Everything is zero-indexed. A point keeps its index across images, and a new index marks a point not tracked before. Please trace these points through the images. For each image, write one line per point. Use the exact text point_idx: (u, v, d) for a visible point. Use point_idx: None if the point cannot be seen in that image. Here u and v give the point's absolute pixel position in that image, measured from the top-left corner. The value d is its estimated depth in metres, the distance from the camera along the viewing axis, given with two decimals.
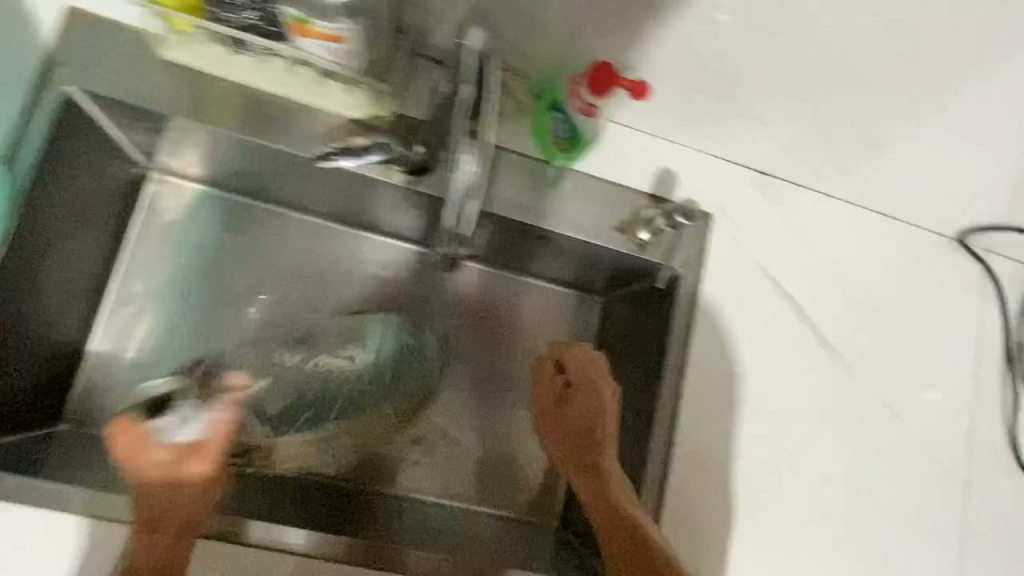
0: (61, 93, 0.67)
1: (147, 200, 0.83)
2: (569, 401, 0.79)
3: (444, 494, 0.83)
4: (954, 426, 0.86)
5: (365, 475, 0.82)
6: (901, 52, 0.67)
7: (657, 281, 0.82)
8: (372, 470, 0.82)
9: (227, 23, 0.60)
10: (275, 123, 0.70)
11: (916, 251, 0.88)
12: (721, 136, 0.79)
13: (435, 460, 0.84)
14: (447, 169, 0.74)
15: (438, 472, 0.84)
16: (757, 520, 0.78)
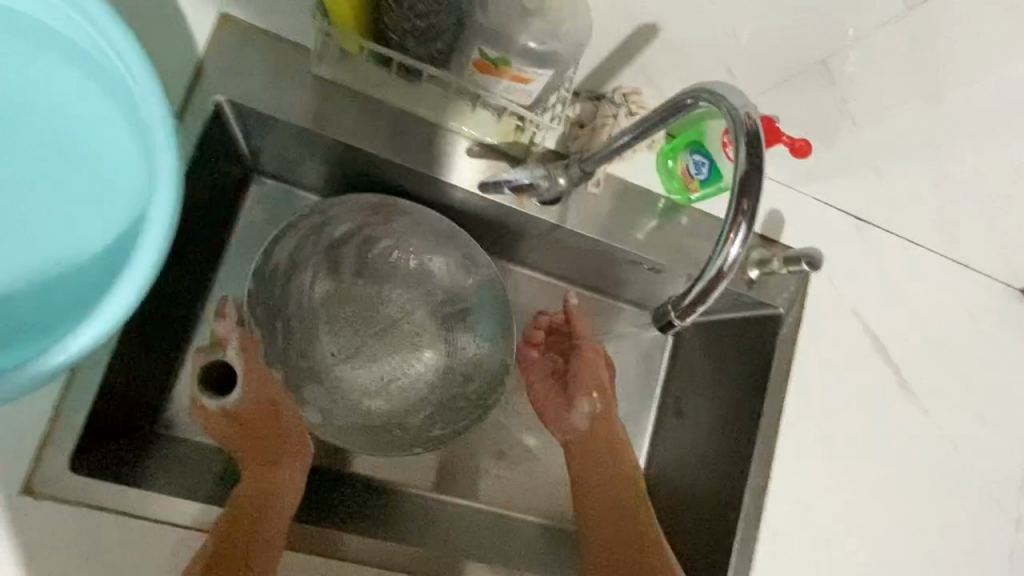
0: (211, 102, 0.66)
1: (249, 200, 0.81)
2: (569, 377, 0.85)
3: (529, 512, 0.86)
4: (1010, 464, 0.92)
5: (440, 481, 0.83)
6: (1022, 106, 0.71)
7: (753, 317, 0.86)
8: (446, 479, 0.83)
9: (405, 52, 0.58)
10: (415, 145, 0.71)
11: (987, 299, 0.93)
12: (830, 182, 0.82)
13: (503, 480, 0.85)
14: (576, 200, 0.76)
15: (508, 488, 0.86)
16: (836, 544, 0.84)
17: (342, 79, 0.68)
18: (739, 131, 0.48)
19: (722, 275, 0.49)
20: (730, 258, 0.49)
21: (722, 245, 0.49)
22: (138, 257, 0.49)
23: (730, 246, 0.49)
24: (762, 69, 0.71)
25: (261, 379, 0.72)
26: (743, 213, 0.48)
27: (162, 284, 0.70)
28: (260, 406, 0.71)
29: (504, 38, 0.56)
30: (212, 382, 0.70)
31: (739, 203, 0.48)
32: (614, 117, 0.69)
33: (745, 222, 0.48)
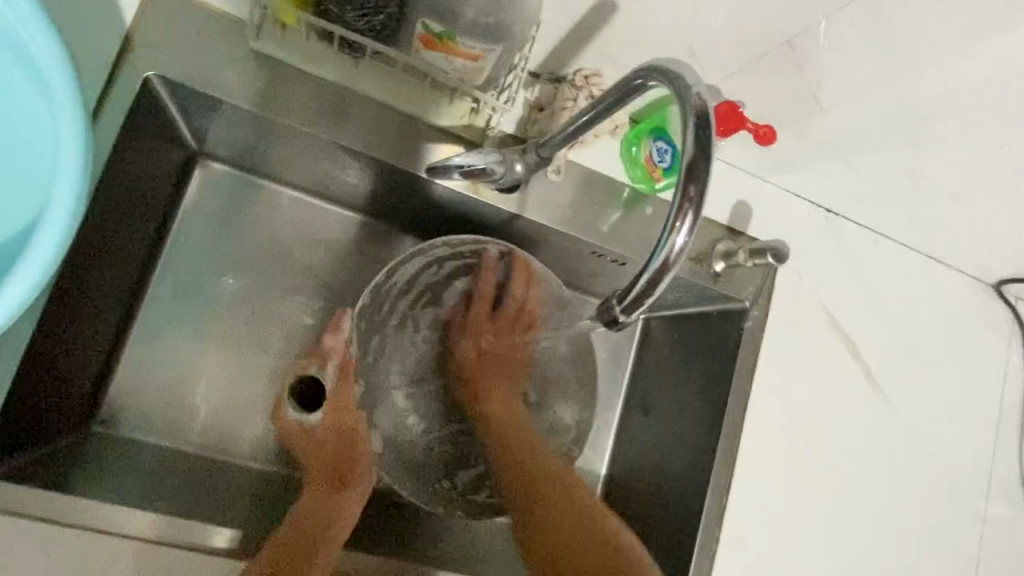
0: (140, 78, 0.61)
1: (194, 185, 0.78)
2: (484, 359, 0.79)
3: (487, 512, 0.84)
4: (976, 461, 0.90)
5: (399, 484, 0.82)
6: (992, 94, 0.69)
7: (719, 311, 0.84)
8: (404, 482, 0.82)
9: (344, 24, 0.55)
10: (363, 126, 0.66)
11: (957, 294, 0.91)
12: (798, 172, 0.80)
13: None
14: (535, 188, 0.73)
15: None
16: (799, 543, 0.82)
17: (283, 54, 0.64)
18: (690, 113, 0.45)
19: (668, 265, 0.46)
20: (677, 249, 0.46)
21: (669, 233, 0.46)
22: (37, 246, 0.45)
23: (677, 232, 0.45)
24: (727, 51, 0.68)
25: (348, 407, 0.75)
26: (691, 201, 0.45)
27: (87, 276, 0.67)
28: (339, 433, 0.74)
29: (448, 12, 0.52)
30: (303, 396, 0.76)
31: (686, 190, 0.45)
32: (573, 100, 0.66)
33: (692, 210, 0.45)
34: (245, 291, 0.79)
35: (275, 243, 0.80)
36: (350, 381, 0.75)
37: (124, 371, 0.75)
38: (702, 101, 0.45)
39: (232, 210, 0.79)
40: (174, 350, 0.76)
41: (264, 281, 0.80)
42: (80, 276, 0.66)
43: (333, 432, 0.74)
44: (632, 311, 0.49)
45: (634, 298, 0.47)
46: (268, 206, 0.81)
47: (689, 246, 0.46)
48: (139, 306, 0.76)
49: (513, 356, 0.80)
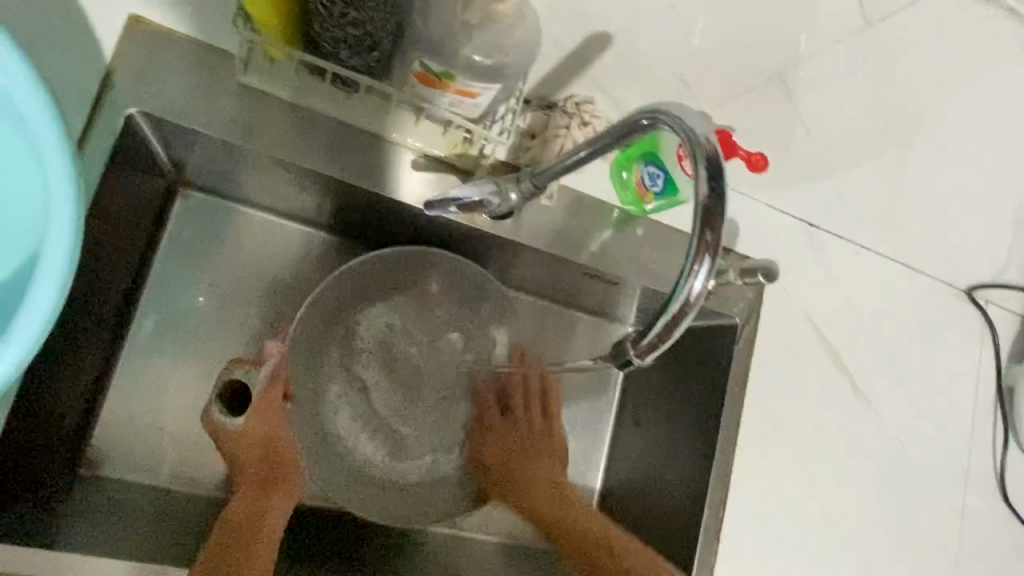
0: (122, 115, 0.60)
1: (176, 216, 0.76)
2: (487, 360, 0.83)
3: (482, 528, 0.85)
4: (952, 460, 0.94)
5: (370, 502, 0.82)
6: None
7: (709, 325, 0.86)
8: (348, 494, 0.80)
9: (338, 61, 0.54)
10: (354, 157, 0.66)
11: (933, 301, 0.93)
12: (782, 189, 0.81)
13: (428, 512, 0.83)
14: (527, 214, 0.73)
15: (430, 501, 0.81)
16: (790, 549, 0.84)
17: (272, 88, 0.63)
18: (697, 156, 0.45)
19: (685, 311, 0.47)
20: (694, 293, 0.46)
21: (685, 278, 0.47)
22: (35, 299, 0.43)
23: (693, 277, 0.46)
24: (713, 75, 0.68)
25: (273, 417, 0.72)
26: (707, 247, 0.46)
27: (74, 318, 0.65)
28: (260, 432, 0.70)
29: (445, 49, 0.51)
30: (233, 396, 0.72)
31: (701, 235, 0.46)
32: (566, 128, 0.66)
33: (709, 255, 0.45)
34: (235, 324, 0.77)
35: (263, 272, 0.79)
36: (277, 386, 0.71)
37: (110, 409, 0.72)
38: (711, 146, 0.45)
39: (217, 240, 0.78)
40: (161, 387, 0.74)
41: (251, 312, 0.78)
42: (68, 319, 0.64)
43: (257, 441, 0.70)
44: (646, 354, 0.51)
45: (649, 340, 0.49)
46: (255, 238, 0.79)
47: (707, 289, 0.46)
48: (124, 343, 0.74)
49: (540, 444, 0.82)
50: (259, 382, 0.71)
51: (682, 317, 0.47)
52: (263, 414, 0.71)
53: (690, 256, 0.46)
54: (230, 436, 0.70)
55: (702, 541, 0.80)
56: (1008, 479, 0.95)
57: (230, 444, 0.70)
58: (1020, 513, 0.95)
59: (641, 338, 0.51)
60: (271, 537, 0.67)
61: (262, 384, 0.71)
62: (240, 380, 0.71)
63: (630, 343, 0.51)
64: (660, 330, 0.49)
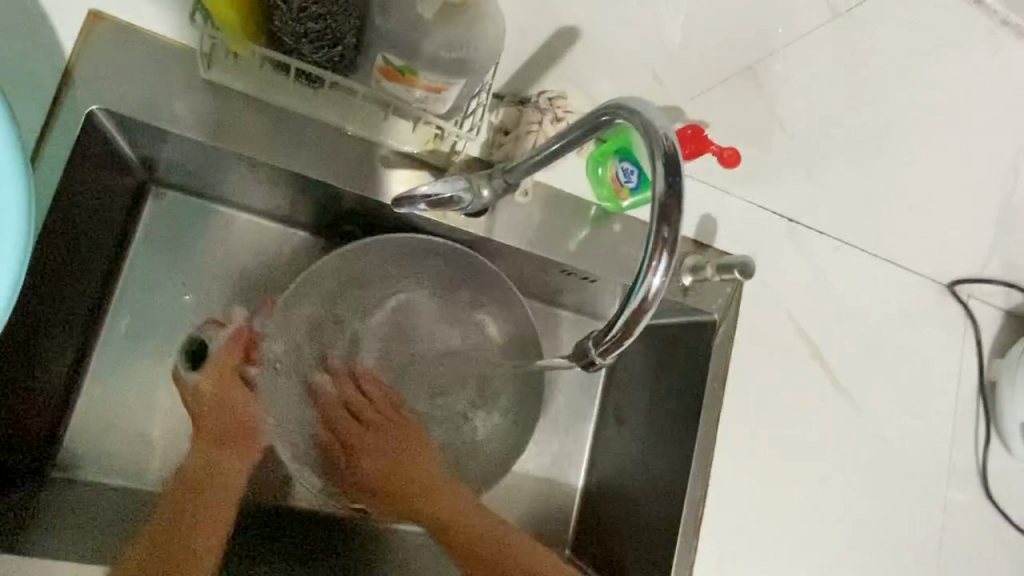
0: (84, 113, 0.59)
1: (146, 214, 0.75)
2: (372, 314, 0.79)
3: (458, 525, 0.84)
4: (934, 455, 0.94)
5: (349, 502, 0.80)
6: None
7: (689, 323, 0.85)
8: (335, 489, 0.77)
9: (301, 57, 0.53)
10: (323, 154, 0.65)
11: (914, 297, 0.93)
12: (762, 185, 0.81)
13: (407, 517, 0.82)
14: (502, 211, 0.72)
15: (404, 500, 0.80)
16: (771, 546, 0.84)
17: (238, 85, 0.62)
18: (658, 151, 0.45)
19: (644, 308, 0.46)
20: (653, 289, 0.46)
21: (644, 275, 0.46)
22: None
23: (651, 273, 0.46)
24: (688, 70, 0.67)
25: (229, 384, 0.71)
26: (664, 243, 0.45)
27: (39, 319, 0.64)
28: (214, 399, 0.70)
29: (408, 44, 0.51)
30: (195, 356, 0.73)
31: (659, 231, 0.45)
32: (538, 122, 0.65)
33: (666, 252, 0.45)
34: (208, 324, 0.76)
35: (237, 271, 0.78)
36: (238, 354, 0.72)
37: (81, 410, 0.71)
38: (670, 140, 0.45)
39: (188, 240, 0.77)
40: (133, 387, 0.73)
41: (222, 312, 0.77)
42: (33, 320, 0.63)
43: (210, 402, 0.70)
44: (609, 351, 0.51)
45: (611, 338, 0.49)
46: (228, 236, 0.78)
47: (665, 285, 0.46)
48: (94, 343, 0.72)
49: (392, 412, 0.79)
50: (218, 342, 0.72)
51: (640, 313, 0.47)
52: (214, 379, 0.71)
53: (647, 252, 0.46)
54: (185, 394, 0.71)
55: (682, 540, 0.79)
56: (990, 474, 0.95)
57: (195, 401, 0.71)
58: (1002, 508, 0.95)
59: (603, 335, 0.50)
60: (226, 501, 0.69)
61: (218, 343, 0.72)
62: (203, 339, 0.73)
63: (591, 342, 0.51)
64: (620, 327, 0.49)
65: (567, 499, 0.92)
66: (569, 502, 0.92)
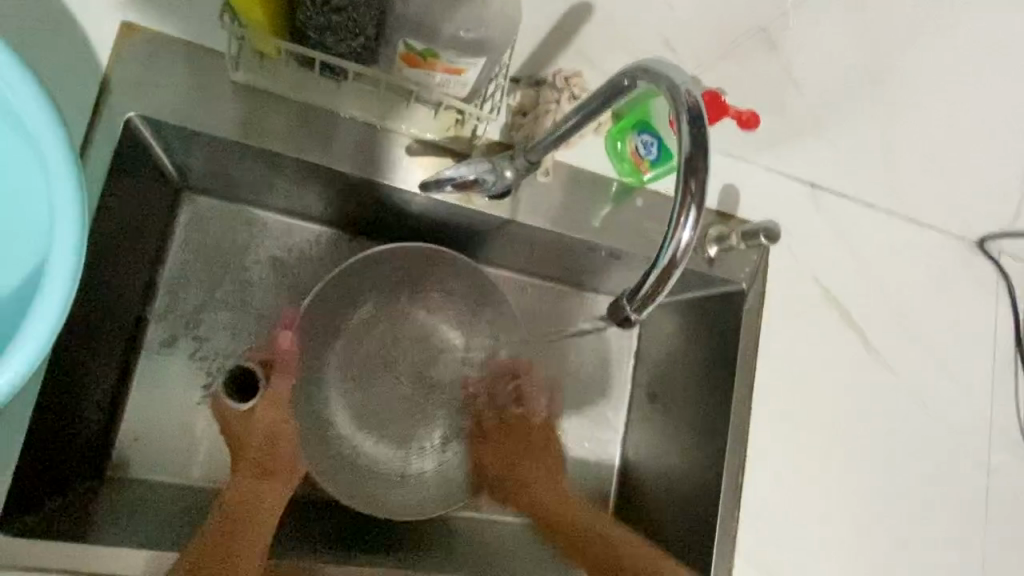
0: (121, 119, 0.61)
1: (183, 220, 0.78)
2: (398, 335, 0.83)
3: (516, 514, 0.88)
4: (975, 413, 0.93)
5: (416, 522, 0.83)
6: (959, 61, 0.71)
7: (716, 294, 0.86)
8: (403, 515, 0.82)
9: (326, 50, 0.55)
10: (350, 146, 0.67)
11: (941, 256, 0.93)
12: (780, 152, 0.81)
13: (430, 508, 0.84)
14: (525, 192, 0.74)
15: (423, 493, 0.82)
16: (814, 512, 0.84)
17: (265, 85, 0.64)
18: (681, 109, 0.46)
19: (676, 261, 0.47)
20: (683, 244, 0.47)
21: (673, 229, 0.47)
22: (37, 312, 0.45)
23: (682, 227, 0.46)
24: (701, 40, 0.68)
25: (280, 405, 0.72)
26: (692, 196, 0.46)
27: (89, 321, 0.66)
28: (254, 424, 0.70)
29: (429, 27, 0.52)
30: (240, 387, 0.70)
31: (686, 185, 0.46)
32: (556, 102, 0.67)
33: (695, 205, 0.46)
34: (246, 321, 0.79)
35: (270, 267, 0.80)
36: (288, 373, 0.74)
37: (133, 412, 0.74)
38: (692, 97, 0.46)
39: (231, 245, 0.79)
40: (179, 387, 0.76)
41: (262, 307, 0.79)
42: (84, 322, 0.65)
43: (262, 426, 0.70)
44: (642, 309, 0.51)
45: (646, 295, 0.50)
46: (262, 236, 0.80)
47: (696, 238, 0.47)
48: (140, 344, 0.75)
49: (281, 458, 0.72)
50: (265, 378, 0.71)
51: (673, 268, 0.48)
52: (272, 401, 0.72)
53: (676, 206, 0.46)
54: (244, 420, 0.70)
55: (724, 509, 0.80)
56: None
57: (237, 427, 0.70)
58: None
59: (635, 293, 0.51)
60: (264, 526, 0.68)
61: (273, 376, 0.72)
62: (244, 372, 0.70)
63: (623, 300, 0.52)
64: (653, 284, 0.49)
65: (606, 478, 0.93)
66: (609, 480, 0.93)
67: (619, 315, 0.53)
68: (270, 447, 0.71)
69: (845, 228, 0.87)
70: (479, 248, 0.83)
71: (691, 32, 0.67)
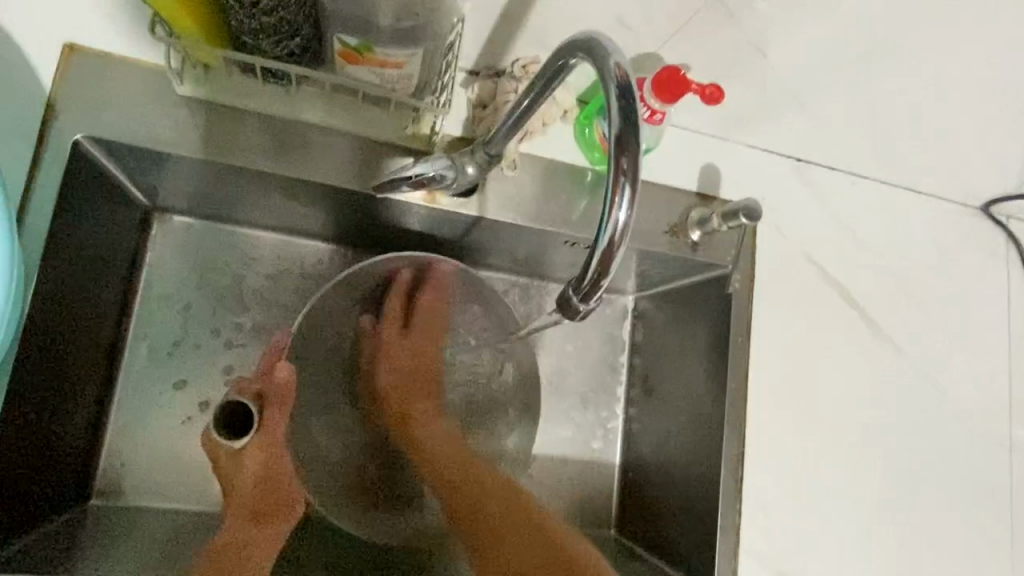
0: (70, 142, 0.61)
1: (152, 242, 0.77)
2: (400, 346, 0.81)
3: None
4: (992, 388, 0.88)
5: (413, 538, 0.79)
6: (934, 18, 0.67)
7: (705, 280, 0.82)
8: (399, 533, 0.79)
9: (260, 54, 0.54)
10: (305, 153, 0.65)
11: (943, 225, 0.89)
12: (759, 126, 0.78)
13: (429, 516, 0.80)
14: (494, 188, 0.71)
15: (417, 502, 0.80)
16: (823, 502, 0.80)
17: (214, 97, 0.63)
18: (610, 83, 0.43)
19: (614, 244, 0.45)
20: (619, 225, 0.45)
21: (609, 211, 0.45)
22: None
23: (616, 208, 0.44)
24: (659, 16, 0.65)
25: (274, 437, 0.72)
26: (624, 174, 0.44)
27: (56, 348, 0.65)
28: (253, 465, 0.70)
29: (360, 22, 0.50)
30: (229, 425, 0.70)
31: (618, 164, 0.44)
32: (514, 91, 0.65)
33: (627, 183, 0.44)
34: (224, 337, 0.77)
35: (246, 281, 0.79)
36: (284, 406, 0.72)
37: (115, 438, 0.74)
38: (619, 71, 0.43)
39: (206, 264, 0.78)
40: (159, 410, 0.75)
41: (245, 321, 0.78)
42: (50, 349, 0.64)
43: (255, 463, 0.70)
44: (590, 297, 0.49)
45: (590, 284, 0.47)
46: (239, 250, 0.79)
47: (633, 218, 0.45)
48: (117, 368, 0.74)
49: (280, 492, 0.72)
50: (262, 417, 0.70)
51: (613, 251, 0.45)
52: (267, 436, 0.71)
53: (608, 187, 0.44)
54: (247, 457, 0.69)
55: (724, 504, 0.76)
56: None
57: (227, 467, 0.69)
58: None
59: (580, 282, 0.49)
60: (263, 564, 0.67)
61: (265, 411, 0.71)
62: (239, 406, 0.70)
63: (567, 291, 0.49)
64: (593, 270, 0.47)
65: (607, 477, 0.90)
66: (610, 479, 0.90)
67: (567, 308, 0.51)
68: (259, 484, 0.70)
69: (836, 202, 0.84)
70: (456, 250, 0.81)
71: (647, 8, 0.64)
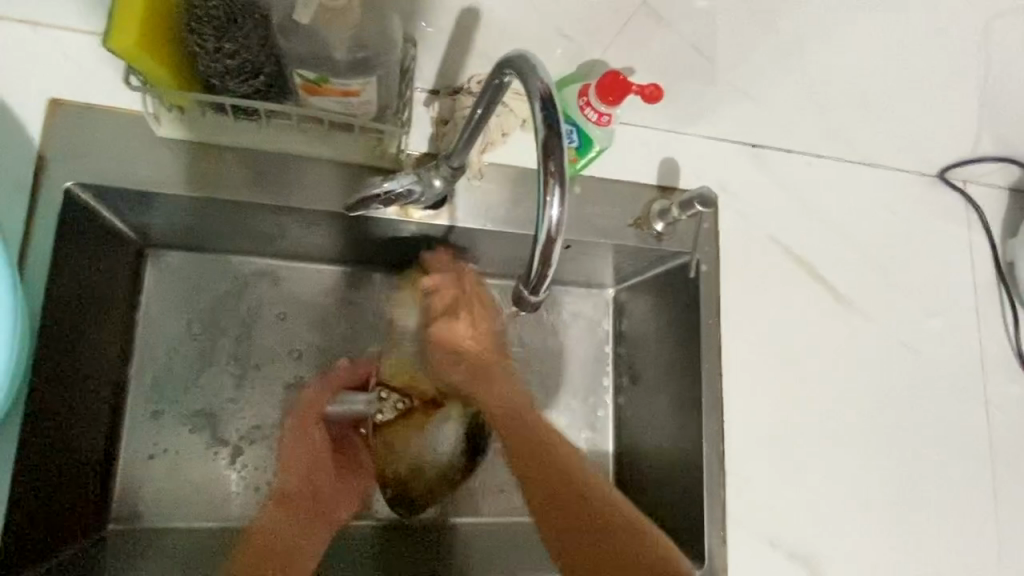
0: (62, 188, 0.65)
1: (150, 277, 0.81)
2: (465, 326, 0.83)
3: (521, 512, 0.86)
4: (964, 347, 0.91)
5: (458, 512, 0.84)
6: None
7: (675, 268, 0.86)
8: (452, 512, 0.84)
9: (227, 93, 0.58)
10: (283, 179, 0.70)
11: (898, 194, 0.92)
12: (710, 118, 0.82)
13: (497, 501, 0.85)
14: (463, 198, 0.75)
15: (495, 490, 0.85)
16: (807, 471, 0.83)
17: (194, 135, 0.67)
18: (534, 97, 0.48)
19: (551, 239, 0.49)
20: (554, 221, 0.49)
21: (544, 209, 0.50)
22: None
23: (549, 208, 0.49)
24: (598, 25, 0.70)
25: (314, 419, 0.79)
26: (554, 175, 0.49)
27: (66, 381, 0.70)
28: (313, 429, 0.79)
29: (313, 57, 0.54)
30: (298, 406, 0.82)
31: (547, 166, 0.48)
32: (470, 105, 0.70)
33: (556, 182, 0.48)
34: (224, 363, 0.81)
35: (240, 311, 0.82)
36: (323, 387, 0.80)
37: (129, 466, 0.77)
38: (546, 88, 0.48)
39: (206, 295, 0.82)
40: (168, 436, 0.78)
41: (249, 348, 0.82)
42: (61, 381, 0.69)
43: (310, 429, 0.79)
44: (539, 287, 0.54)
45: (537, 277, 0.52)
46: (234, 279, 0.83)
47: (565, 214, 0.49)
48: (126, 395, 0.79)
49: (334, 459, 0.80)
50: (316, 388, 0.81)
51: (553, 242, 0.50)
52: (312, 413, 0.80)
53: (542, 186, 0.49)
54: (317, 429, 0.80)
55: (710, 479, 0.80)
56: None
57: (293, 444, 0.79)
58: None
59: (529, 276, 0.53)
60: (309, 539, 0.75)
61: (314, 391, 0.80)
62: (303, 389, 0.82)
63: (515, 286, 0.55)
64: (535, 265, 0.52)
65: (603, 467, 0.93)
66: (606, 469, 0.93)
67: (523, 301, 0.56)
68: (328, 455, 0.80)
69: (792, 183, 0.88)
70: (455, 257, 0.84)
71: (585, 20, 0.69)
